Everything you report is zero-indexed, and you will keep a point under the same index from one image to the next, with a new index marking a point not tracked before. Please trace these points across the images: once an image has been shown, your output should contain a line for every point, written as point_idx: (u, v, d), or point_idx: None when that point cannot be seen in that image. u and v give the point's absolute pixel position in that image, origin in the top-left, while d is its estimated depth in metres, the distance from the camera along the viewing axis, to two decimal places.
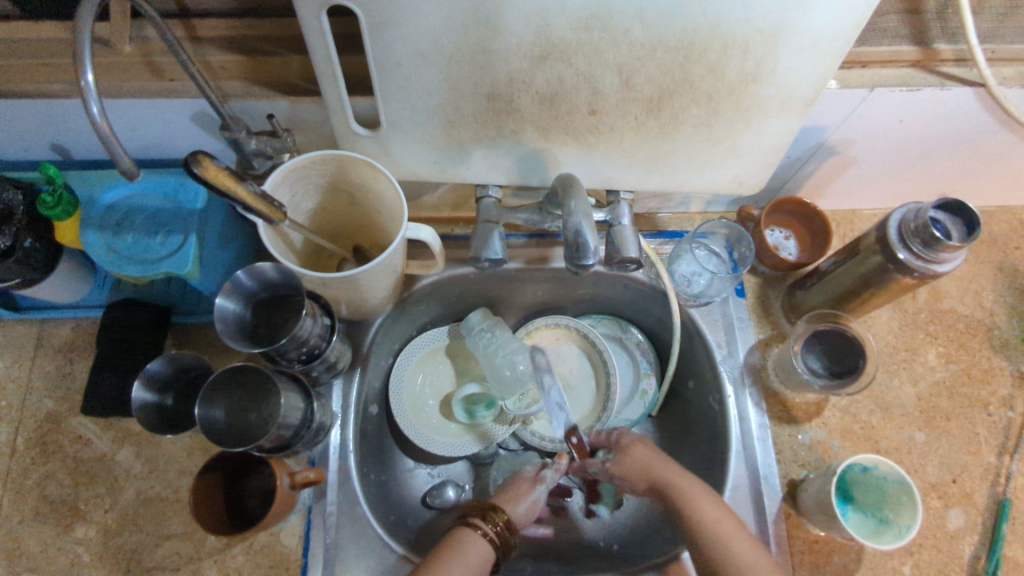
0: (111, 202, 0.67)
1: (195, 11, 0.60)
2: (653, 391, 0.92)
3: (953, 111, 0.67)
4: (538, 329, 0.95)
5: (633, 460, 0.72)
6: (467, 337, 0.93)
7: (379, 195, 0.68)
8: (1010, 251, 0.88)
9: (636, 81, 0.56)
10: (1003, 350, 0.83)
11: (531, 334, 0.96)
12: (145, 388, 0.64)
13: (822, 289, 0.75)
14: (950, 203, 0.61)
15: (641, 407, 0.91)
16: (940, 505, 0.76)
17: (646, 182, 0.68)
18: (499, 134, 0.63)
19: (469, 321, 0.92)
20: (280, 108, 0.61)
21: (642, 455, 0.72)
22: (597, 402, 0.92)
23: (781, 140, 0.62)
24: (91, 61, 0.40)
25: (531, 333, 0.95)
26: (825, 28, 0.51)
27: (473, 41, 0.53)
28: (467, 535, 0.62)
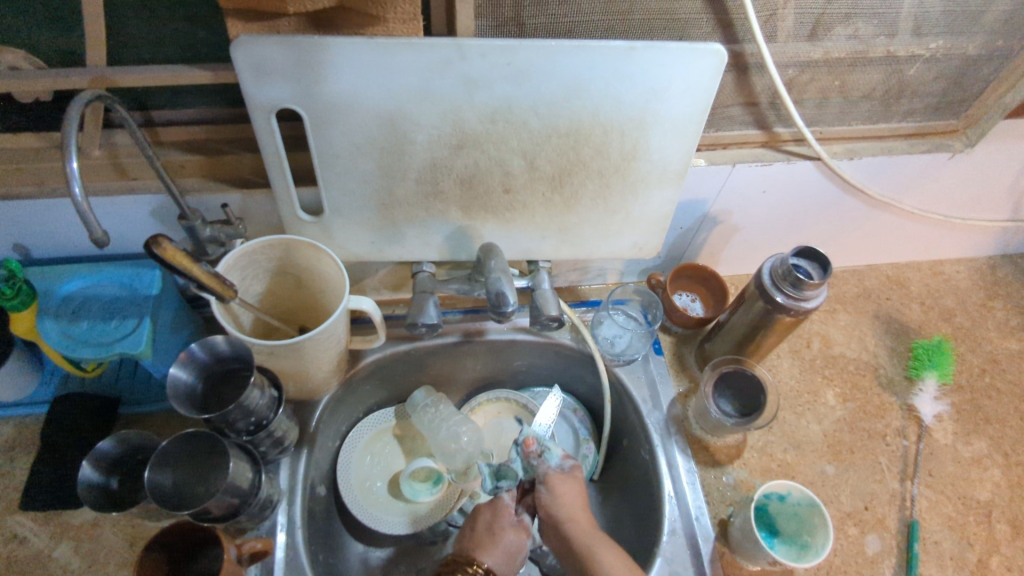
0: (69, 293, 0.72)
1: (159, 121, 0.70)
2: (592, 455, 0.95)
3: (803, 182, 0.82)
4: (480, 405, 1.00)
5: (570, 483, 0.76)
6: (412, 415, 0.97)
7: (322, 273, 0.75)
8: (882, 302, 1.02)
9: (539, 163, 0.68)
10: (890, 386, 0.94)
11: (474, 411, 1.01)
12: (93, 468, 0.66)
13: (724, 339, 0.85)
14: (805, 251, 0.74)
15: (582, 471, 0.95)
16: (857, 532, 0.82)
17: (560, 251, 0.79)
18: (429, 214, 0.73)
19: (413, 398, 0.97)
20: (233, 199, 0.70)
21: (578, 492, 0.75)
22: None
23: (666, 208, 0.74)
24: (76, 151, 0.47)
25: (475, 408, 1.00)
26: (680, 115, 0.64)
27: (401, 134, 0.64)
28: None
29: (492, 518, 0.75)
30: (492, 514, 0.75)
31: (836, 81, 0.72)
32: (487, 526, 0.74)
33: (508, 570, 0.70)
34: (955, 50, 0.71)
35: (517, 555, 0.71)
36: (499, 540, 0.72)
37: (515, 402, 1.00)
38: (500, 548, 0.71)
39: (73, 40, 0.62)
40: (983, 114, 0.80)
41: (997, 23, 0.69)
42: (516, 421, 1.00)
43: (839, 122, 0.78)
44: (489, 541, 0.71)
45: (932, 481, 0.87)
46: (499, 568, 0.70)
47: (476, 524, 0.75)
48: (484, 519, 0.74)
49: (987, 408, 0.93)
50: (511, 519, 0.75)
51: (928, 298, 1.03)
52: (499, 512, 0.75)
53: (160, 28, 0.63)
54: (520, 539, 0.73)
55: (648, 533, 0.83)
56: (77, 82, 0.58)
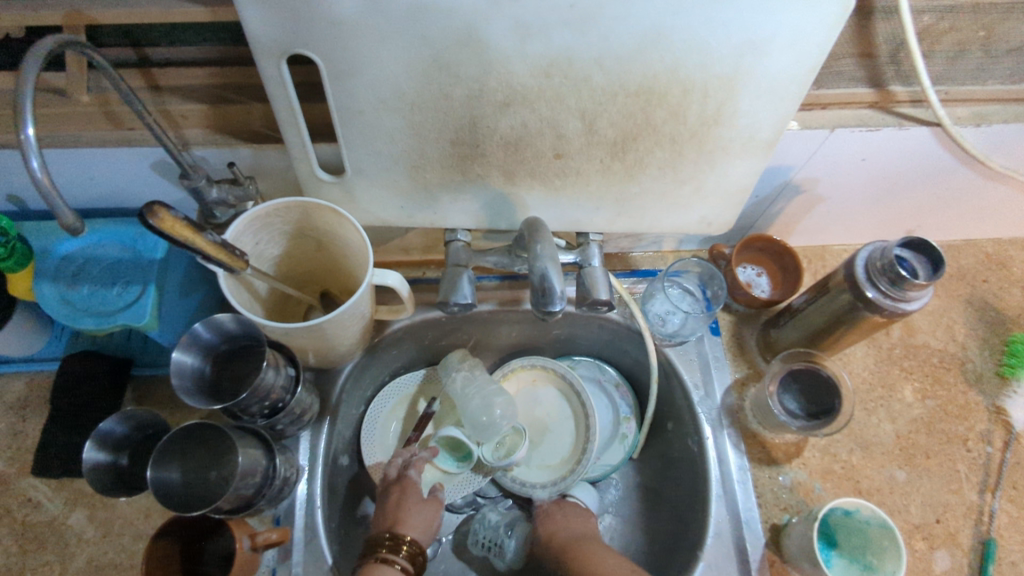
0: (67, 253, 0.65)
1: (156, 61, 0.59)
2: (632, 435, 0.88)
3: (913, 150, 0.68)
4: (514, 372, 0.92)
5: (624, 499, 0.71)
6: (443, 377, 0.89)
7: (346, 239, 0.66)
8: (978, 284, 0.89)
9: (599, 126, 0.56)
10: (978, 383, 0.83)
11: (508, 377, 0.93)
12: (99, 448, 0.61)
13: (796, 328, 0.75)
14: (914, 241, 0.62)
15: (621, 451, 0.88)
16: (925, 547, 0.74)
17: (615, 223, 0.68)
18: (465, 178, 0.62)
19: (446, 361, 0.89)
20: (242, 156, 0.61)
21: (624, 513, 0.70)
22: (578, 438, 0.89)
23: (745, 181, 0.62)
24: (32, 115, 0.39)
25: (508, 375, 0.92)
26: (781, 73, 0.52)
27: (435, 88, 0.53)
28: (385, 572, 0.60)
29: (402, 494, 0.71)
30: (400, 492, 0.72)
31: None
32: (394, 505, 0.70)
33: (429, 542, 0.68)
34: None
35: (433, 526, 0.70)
36: (415, 513, 0.69)
37: (553, 371, 0.92)
38: (417, 522, 0.68)
39: None
40: None
41: None
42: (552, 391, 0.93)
43: (973, 82, 0.62)
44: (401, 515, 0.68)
45: (1016, 495, 0.78)
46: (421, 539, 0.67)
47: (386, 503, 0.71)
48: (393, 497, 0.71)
49: None
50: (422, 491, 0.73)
51: None
52: (407, 487, 0.72)
53: None
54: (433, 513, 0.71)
55: (690, 530, 0.77)
56: (49, 17, 0.49)
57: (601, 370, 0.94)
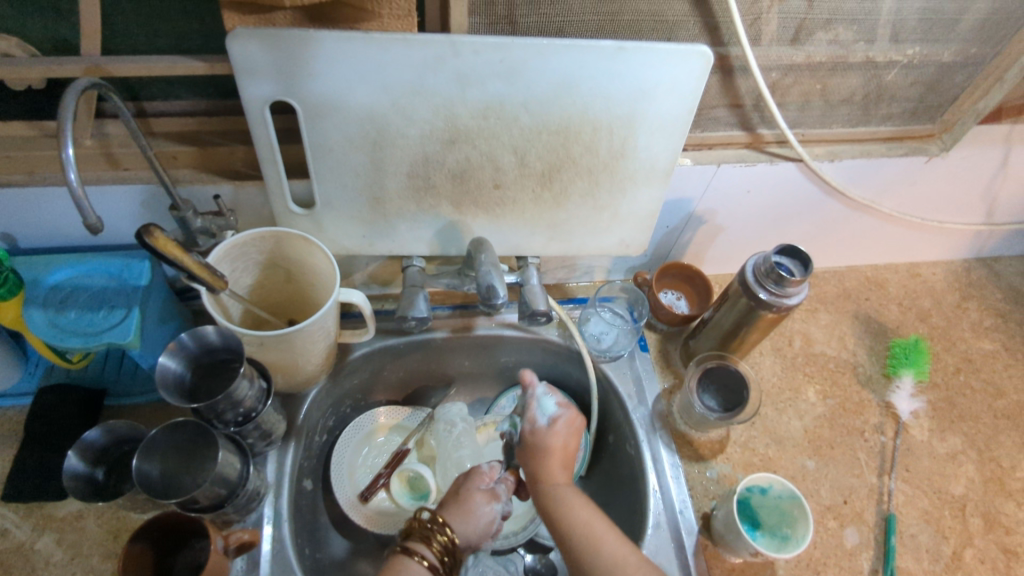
0: (56, 282, 0.72)
1: (151, 112, 0.71)
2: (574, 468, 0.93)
3: (786, 183, 0.84)
4: (486, 425, 0.96)
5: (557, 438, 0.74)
6: (438, 424, 0.95)
7: (313, 266, 0.75)
8: (862, 302, 1.05)
9: (529, 159, 0.69)
10: (869, 383, 0.96)
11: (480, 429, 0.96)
12: (79, 458, 0.65)
13: (708, 336, 0.87)
14: (786, 249, 0.76)
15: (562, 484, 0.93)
16: (836, 525, 0.83)
17: (548, 247, 0.80)
18: (420, 208, 0.73)
19: (449, 408, 0.96)
20: (225, 191, 0.71)
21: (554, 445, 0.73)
22: None
23: (652, 206, 0.76)
24: (72, 138, 0.47)
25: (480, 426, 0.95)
26: (667, 114, 0.66)
27: (393, 129, 0.64)
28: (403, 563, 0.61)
29: (463, 483, 0.72)
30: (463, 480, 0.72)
31: (818, 85, 0.75)
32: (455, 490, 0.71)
33: (477, 536, 0.67)
34: (931, 57, 0.74)
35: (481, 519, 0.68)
36: (469, 504, 0.69)
37: None
38: (467, 515, 0.68)
39: (65, 28, 0.63)
40: (959, 118, 0.83)
41: (971, 32, 0.73)
42: None
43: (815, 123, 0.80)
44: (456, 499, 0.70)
45: (909, 476, 0.89)
46: (465, 533, 0.67)
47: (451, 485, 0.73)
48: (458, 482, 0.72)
49: (962, 405, 0.96)
50: (485, 485, 0.71)
51: (906, 299, 1.07)
52: (472, 475, 0.72)
53: (155, 20, 0.64)
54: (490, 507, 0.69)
55: (633, 526, 0.83)
56: (70, 70, 0.58)
57: None
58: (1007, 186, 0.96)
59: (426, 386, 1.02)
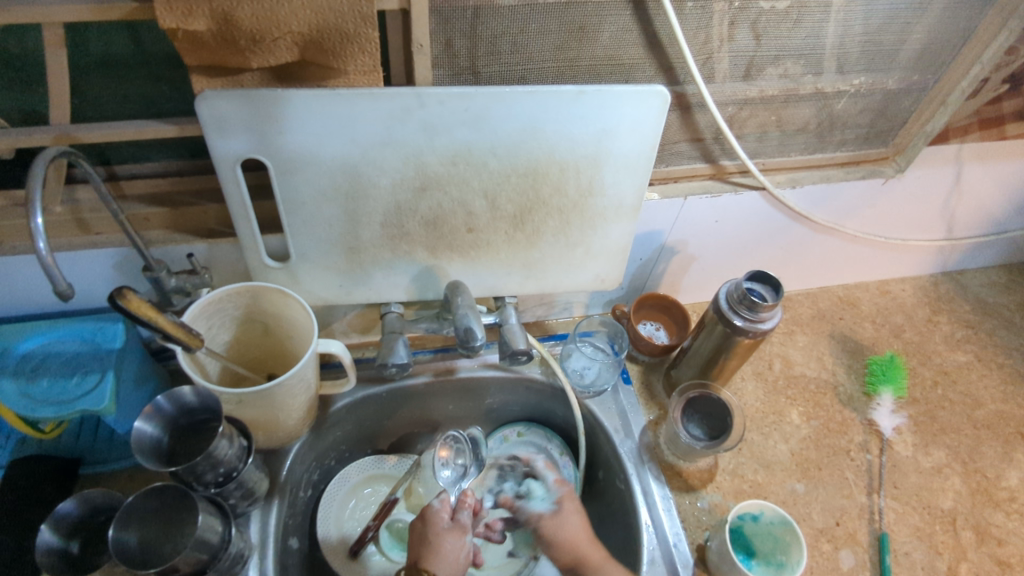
0: (27, 351, 0.71)
1: (122, 175, 0.71)
2: None
3: (751, 212, 0.87)
4: None
5: (568, 511, 0.79)
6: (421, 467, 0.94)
7: (290, 319, 0.74)
8: (837, 321, 1.07)
9: (500, 202, 0.70)
10: (851, 402, 0.97)
11: None
12: (52, 532, 0.62)
13: (689, 364, 0.88)
14: (756, 275, 0.78)
15: None
16: (831, 548, 0.82)
17: (525, 286, 0.81)
18: (396, 255, 0.74)
19: (429, 449, 0.94)
20: (198, 249, 0.71)
21: (573, 523, 0.78)
22: None
23: (623, 241, 0.78)
24: (40, 206, 0.47)
25: None
26: (630, 152, 0.68)
27: (364, 179, 0.65)
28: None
29: (425, 529, 0.74)
30: (424, 524, 0.75)
31: (773, 116, 0.78)
32: (424, 538, 0.73)
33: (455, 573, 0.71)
34: (877, 85, 0.78)
35: (460, 558, 0.71)
36: (442, 546, 0.72)
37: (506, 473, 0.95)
38: (443, 556, 0.71)
39: (35, 98, 0.64)
40: (910, 141, 0.87)
41: (911, 61, 0.76)
42: None
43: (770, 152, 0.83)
44: (430, 549, 0.71)
45: (897, 493, 0.89)
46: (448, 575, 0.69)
47: (412, 538, 0.74)
48: (419, 531, 0.74)
49: (942, 418, 0.97)
50: (445, 522, 0.74)
51: (878, 316, 1.09)
52: (428, 518, 0.75)
53: (124, 86, 0.65)
54: (461, 542, 0.73)
55: (629, 563, 0.81)
56: (40, 139, 0.59)
57: (546, 437, 0.98)
58: (962, 203, 1.00)
59: (413, 432, 1.01)
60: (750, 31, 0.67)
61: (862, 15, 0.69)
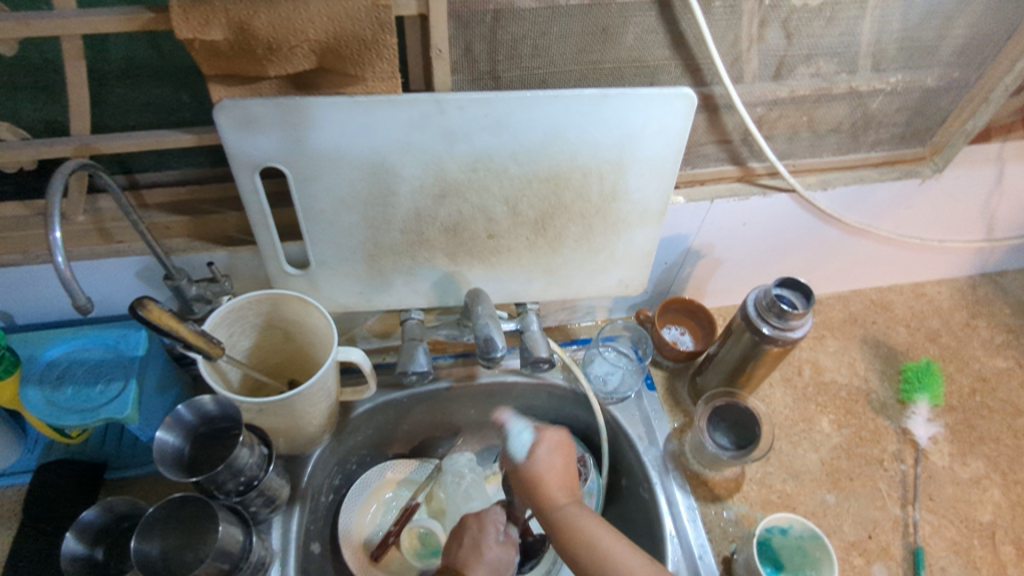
0: (52, 358, 0.71)
1: (143, 183, 0.72)
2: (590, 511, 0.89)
3: (780, 215, 0.84)
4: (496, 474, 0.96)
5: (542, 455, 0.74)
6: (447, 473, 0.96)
7: (311, 327, 0.74)
8: (869, 325, 1.04)
9: (521, 209, 0.69)
10: (884, 410, 0.94)
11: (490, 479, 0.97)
12: (77, 539, 0.62)
13: (715, 371, 0.86)
14: (787, 281, 0.76)
15: None
16: (863, 562, 0.80)
17: (547, 292, 0.79)
18: (415, 262, 0.73)
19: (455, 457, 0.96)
20: (219, 257, 0.71)
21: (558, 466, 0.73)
22: None
23: (648, 246, 0.76)
24: (59, 221, 0.47)
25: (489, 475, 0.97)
26: (655, 156, 0.66)
27: (383, 187, 0.64)
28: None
29: (477, 533, 0.74)
30: (477, 527, 0.74)
31: (804, 117, 0.76)
32: (472, 542, 0.72)
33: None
34: (915, 83, 0.75)
35: (504, 571, 0.71)
36: (485, 554, 0.71)
37: None
38: (484, 563, 0.71)
39: (56, 109, 0.64)
40: (948, 141, 0.83)
41: (952, 57, 0.73)
42: None
43: (800, 154, 0.81)
44: (473, 555, 0.71)
45: (933, 505, 0.86)
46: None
47: (461, 538, 0.74)
48: (471, 534, 0.73)
49: (980, 427, 0.93)
50: (500, 534, 0.74)
51: (913, 320, 1.05)
52: (484, 524, 0.74)
53: (144, 94, 0.64)
54: (509, 556, 0.72)
55: None
56: (61, 151, 0.59)
57: (568, 443, 0.96)
58: (1003, 202, 0.95)
59: (433, 437, 1.00)
60: (782, 29, 0.65)
61: (900, 11, 0.66)
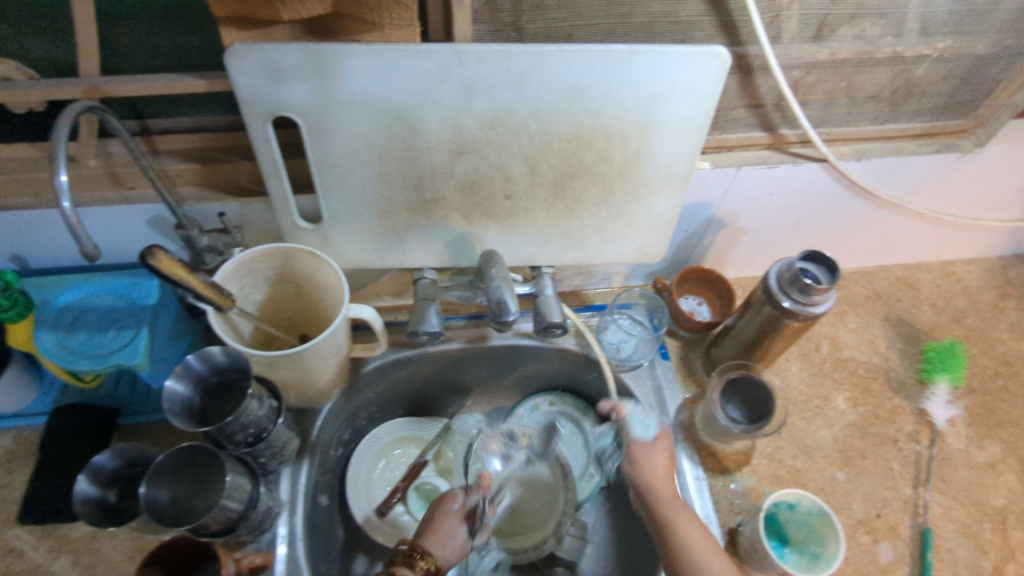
0: (66, 303, 0.71)
1: (155, 130, 0.70)
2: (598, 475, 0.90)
3: (810, 185, 0.81)
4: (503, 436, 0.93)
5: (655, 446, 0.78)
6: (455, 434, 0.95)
7: (323, 283, 0.73)
8: (893, 303, 1.01)
9: (540, 168, 0.67)
10: (902, 389, 0.92)
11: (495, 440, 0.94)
12: (89, 482, 0.63)
13: (731, 344, 0.84)
14: (812, 255, 0.73)
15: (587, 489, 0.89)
16: (869, 540, 0.79)
17: (563, 256, 0.78)
18: (428, 220, 0.71)
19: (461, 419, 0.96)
20: (230, 207, 0.70)
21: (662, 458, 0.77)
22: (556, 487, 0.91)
23: (670, 213, 0.73)
24: (65, 164, 0.46)
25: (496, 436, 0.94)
26: (683, 118, 0.63)
27: (399, 141, 0.62)
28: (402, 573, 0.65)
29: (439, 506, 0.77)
30: (442, 500, 0.79)
31: (843, 82, 0.72)
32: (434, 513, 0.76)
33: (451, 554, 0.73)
34: (964, 50, 0.70)
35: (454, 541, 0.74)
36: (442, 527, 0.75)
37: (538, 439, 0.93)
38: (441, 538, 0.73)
39: (64, 48, 0.62)
40: (993, 112, 0.79)
41: (1007, 23, 0.68)
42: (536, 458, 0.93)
43: (833, 122, 0.77)
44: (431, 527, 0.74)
45: (945, 487, 0.84)
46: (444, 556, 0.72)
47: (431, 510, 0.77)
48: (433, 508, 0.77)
49: (1001, 411, 0.91)
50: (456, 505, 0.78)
51: (939, 299, 1.02)
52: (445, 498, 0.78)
53: (155, 35, 0.62)
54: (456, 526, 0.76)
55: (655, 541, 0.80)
56: (70, 92, 0.57)
57: (580, 409, 0.96)
58: None
59: (443, 396, 1.00)
60: None
61: None
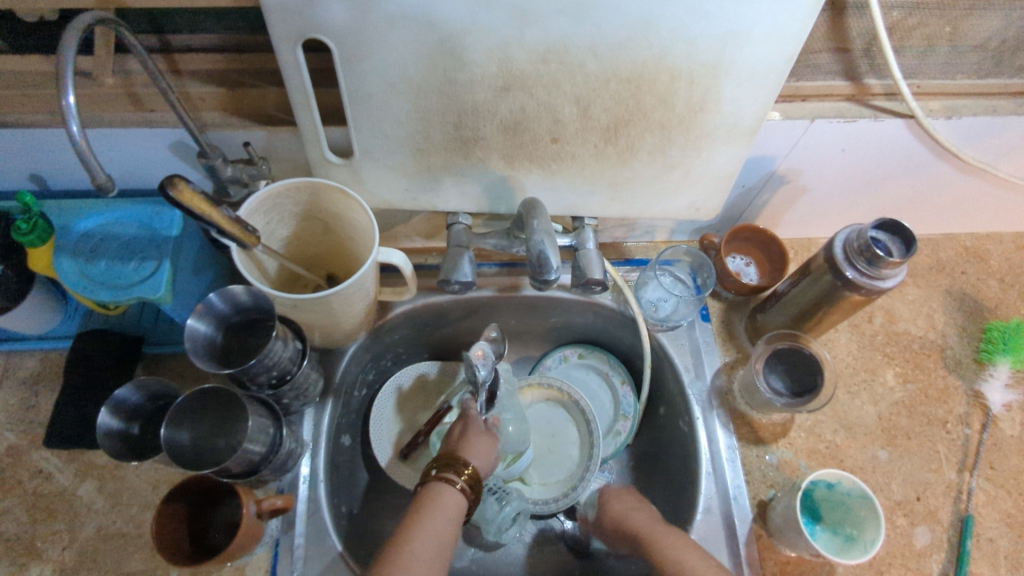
0: (86, 229, 0.68)
1: (176, 47, 0.65)
2: (625, 433, 0.87)
3: (888, 143, 0.73)
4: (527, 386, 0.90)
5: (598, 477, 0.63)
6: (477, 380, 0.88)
7: (353, 222, 0.69)
8: (957, 275, 0.94)
9: (593, 111, 0.60)
10: (957, 368, 0.87)
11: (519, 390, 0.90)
12: (112, 415, 0.62)
13: (781, 311, 0.79)
14: (886, 223, 0.67)
15: (612, 447, 0.87)
16: (906, 523, 0.76)
17: (609, 207, 0.72)
18: (467, 161, 0.66)
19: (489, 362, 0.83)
20: (256, 137, 0.65)
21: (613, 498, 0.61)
22: (581, 437, 0.87)
23: (730, 167, 0.67)
24: (73, 85, 0.42)
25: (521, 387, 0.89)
26: (759, 62, 0.56)
27: (439, 72, 0.56)
28: (440, 489, 0.64)
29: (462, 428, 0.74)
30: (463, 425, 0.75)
31: None
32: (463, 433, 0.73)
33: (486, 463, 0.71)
34: None
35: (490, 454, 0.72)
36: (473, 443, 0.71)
37: (567, 394, 0.88)
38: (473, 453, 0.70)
39: None
40: None
41: None
42: (563, 410, 0.89)
43: (924, 74, 0.68)
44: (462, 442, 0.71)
45: (992, 474, 0.80)
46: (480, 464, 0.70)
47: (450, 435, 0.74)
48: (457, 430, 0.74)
49: None
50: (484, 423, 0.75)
51: (1009, 274, 0.94)
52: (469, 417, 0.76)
53: None
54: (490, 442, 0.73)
55: (682, 505, 0.78)
56: None
57: (609, 364, 0.93)
58: None
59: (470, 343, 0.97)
60: None
61: None
